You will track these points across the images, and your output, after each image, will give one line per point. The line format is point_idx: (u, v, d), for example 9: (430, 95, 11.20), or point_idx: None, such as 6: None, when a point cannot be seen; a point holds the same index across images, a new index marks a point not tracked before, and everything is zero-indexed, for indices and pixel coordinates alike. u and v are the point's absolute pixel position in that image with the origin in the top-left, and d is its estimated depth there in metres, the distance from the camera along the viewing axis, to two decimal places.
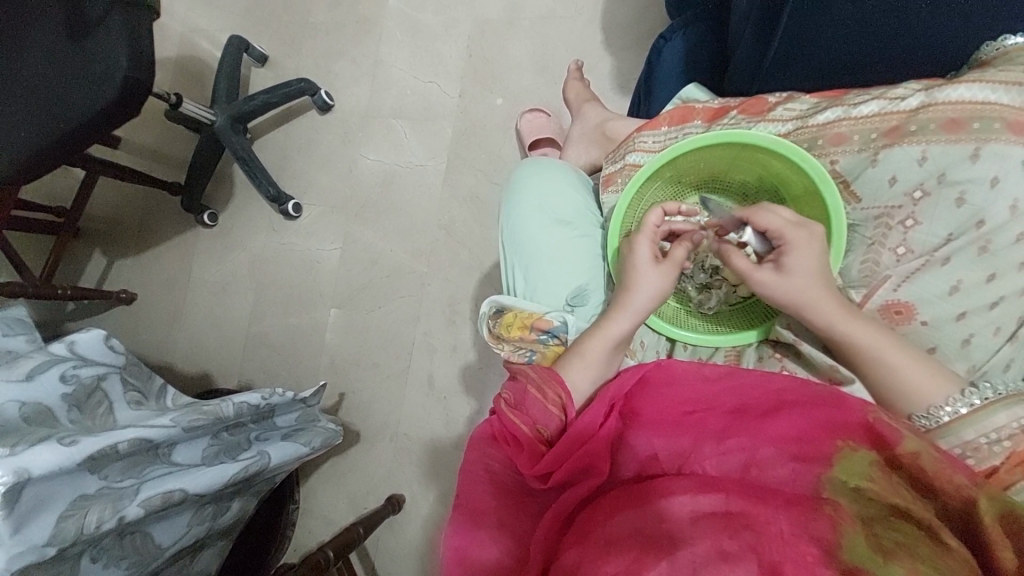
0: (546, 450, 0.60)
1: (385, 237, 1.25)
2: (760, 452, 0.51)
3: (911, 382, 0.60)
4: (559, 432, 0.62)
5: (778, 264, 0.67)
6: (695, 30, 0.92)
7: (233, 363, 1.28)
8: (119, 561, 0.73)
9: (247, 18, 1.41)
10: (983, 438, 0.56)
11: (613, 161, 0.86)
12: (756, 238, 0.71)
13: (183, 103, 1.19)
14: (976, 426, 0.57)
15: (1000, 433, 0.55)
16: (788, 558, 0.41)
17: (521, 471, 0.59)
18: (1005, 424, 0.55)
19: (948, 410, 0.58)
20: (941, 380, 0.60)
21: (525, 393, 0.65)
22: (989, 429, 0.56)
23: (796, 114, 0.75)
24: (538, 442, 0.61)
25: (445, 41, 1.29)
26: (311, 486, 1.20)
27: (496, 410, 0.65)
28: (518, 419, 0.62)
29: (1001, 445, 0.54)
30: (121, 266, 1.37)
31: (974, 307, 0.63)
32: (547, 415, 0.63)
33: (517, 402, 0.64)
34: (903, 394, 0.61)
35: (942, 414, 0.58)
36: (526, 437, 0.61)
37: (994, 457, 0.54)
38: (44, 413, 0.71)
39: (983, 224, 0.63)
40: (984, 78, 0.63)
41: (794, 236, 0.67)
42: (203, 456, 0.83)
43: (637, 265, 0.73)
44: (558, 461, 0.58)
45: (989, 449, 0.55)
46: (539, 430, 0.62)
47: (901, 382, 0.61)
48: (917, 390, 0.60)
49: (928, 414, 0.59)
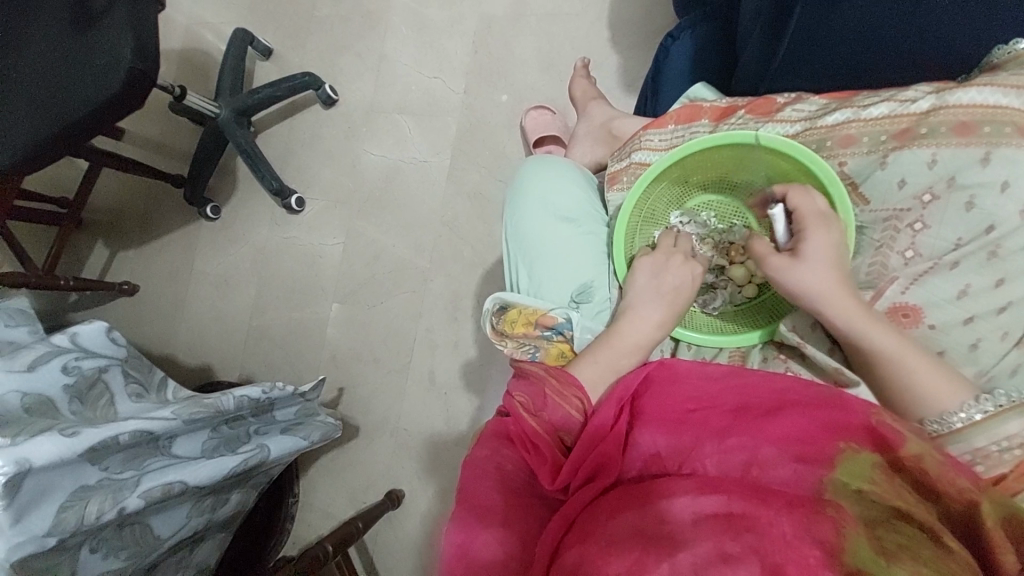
0: (564, 456, 0.59)
1: (387, 233, 1.24)
2: (761, 452, 0.51)
3: (924, 385, 0.60)
4: (577, 435, 0.62)
5: (796, 259, 0.67)
6: (702, 30, 0.92)
7: (234, 356, 1.28)
8: (117, 553, 0.73)
9: (252, 11, 1.40)
10: (993, 446, 0.55)
11: (618, 159, 0.86)
12: (782, 213, 0.71)
13: (187, 96, 1.18)
14: (987, 433, 0.56)
15: (1011, 442, 0.55)
16: (790, 560, 0.41)
17: (539, 480, 0.57)
18: (1017, 432, 0.55)
19: (961, 416, 0.57)
20: (954, 387, 0.59)
21: (544, 398, 0.64)
22: (1000, 437, 0.55)
23: (804, 115, 0.74)
24: (557, 450, 0.60)
25: (450, 37, 1.28)
26: (310, 480, 1.20)
27: (509, 411, 0.64)
28: (534, 422, 0.62)
29: (1011, 453, 0.54)
30: (123, 258, 1.37)
31: (981, 312, 0.62)
32: (567, 420, 0.63)
33: (537, 408, 0.63)
34: (916, 398, 0.60)
35: (956, 420, 0.57)
36: (540, 441, 0.60)
37: (1003, 465, 0.54)
38: (45, 405, 0.71)
39: (993, 229, 0.62)
40: (995, 82, 0.62)
41: (812, 225, 0.67)
42: (203, 448, 0.82)
43: (637, 284, 0.76)
44: (574, 467, 0.56)
45: (997, 457, 0.55)
46: (560, 438, 0.61)
47: (914, 386, 0.60)
48: (931, 394, 0.59)
49: (940, 419, 0.58)
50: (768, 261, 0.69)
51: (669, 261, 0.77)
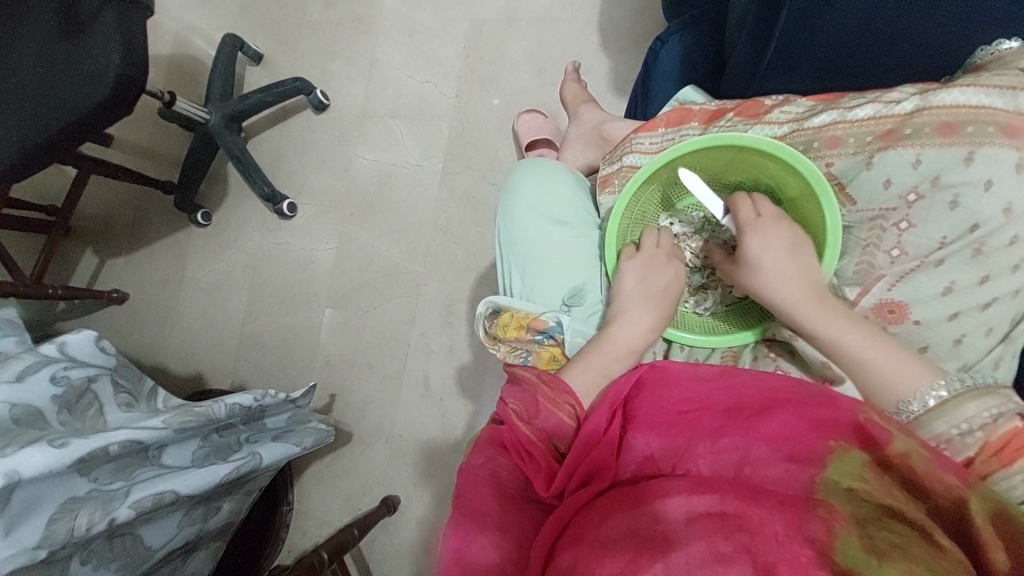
0: (558, 463, 0.60)
1: (381, 238, 1.25)
2: (753, 451, 0.51)
3: (884, 376, 0.61)
4: (570, 441, 0.62)
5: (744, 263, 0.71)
6: (691, 33, 0.93)
7: (226, 364, 1.28)
8: (107, 564, 0.73)
9: (242, 17, 1.40)
10: (952, 430, 0.57)
11: (610, 162, 0.87)
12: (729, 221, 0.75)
13: (177, 102, 1.17)
14: (946, 419, 0.57)
15: (973, 424, 0.56)
16: (782, 560, 0.41)
17: (533, 488, 0.57)
18: (976, 414, 0.56)
19: (918, 403, 0.59)
20: (914, 373, 0.60)
21: (537, 405, 0.65)
22: (960, 420, 0.56)
23: (791, 117, 0.75)
24: (552, 456, 0.60)
25: (442, 41, 1.28)
26: (305, 488, 1.20)
27: (504, 419, 0.65)
28: (527, 430, 0.62)
29: (974, 436, 0.55)
30: (113, 265, 1.36)
31: (967, 307, 0.63)
32: (559, 426, 0.63)
33: (530, 415, 0.64)
34: (876, 388, 0.61)
35: (912, 408, 0.58)
36: (537, 449, 0.60)
37: (968, 448, 0.55)
38: (33, 416, 0.70)
39: (977, 228, 0.63)
40: (979, 82, 0.63)
41: (744, 228, 0.71)
42: (192, 458, 0.82)
43: (626, 292, 0.77)
44: (569, 471, 0.57)
45: (961, 441, 0.56)
46: (553, 445, 0.62)
47: (874, 377, 0.61)
48: (890, 385, 0.60)
49: (900, 408, 0.59)
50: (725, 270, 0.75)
51: (655, 263, 0.78)
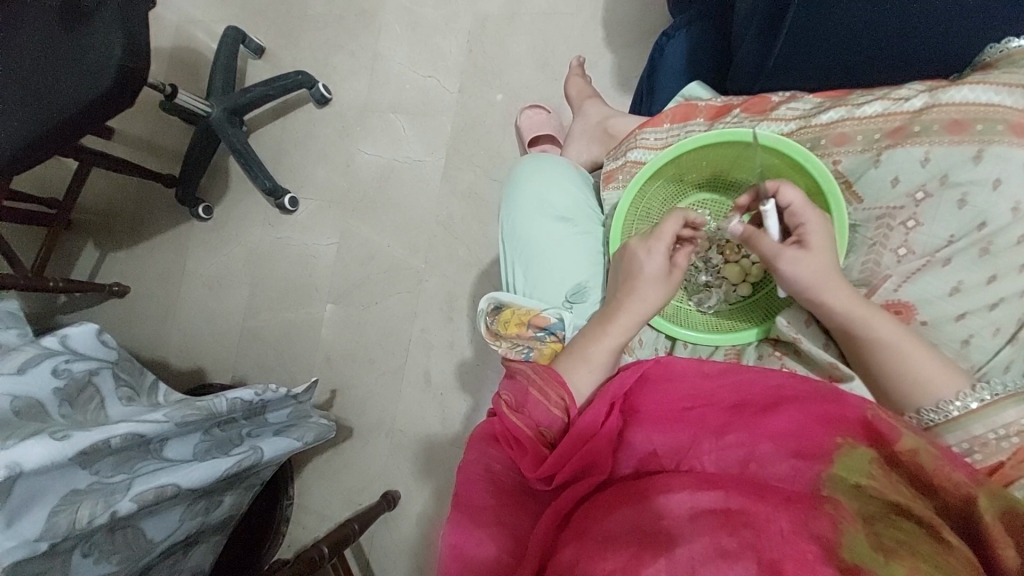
0: (547, 451, 0.59)
1: (382, 233, 1.24)
2: (758, 448, 0.50)
3: (922, 374, 0.60)
4: (560, 433, 0.61)
5: (803, 249, 0.66)
6: (696, 29, 0.92)
7: (227, 358, 1.27)
8: (108, 557, 0.72)
9: (244, 10, 1.40)
10: (991, 434, 0.56)
11: (614, 158, 0.86)
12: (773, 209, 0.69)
13: (178, 94, 1.16)
14: (983, 421, 0.56)
15: (1009, 429, 0.55)
16: (789, 556, 0.41)
17: (523, 473, 0.57)
18: (1014, 420, 0.55)
19: (957, 405, 0.58)
20: (947, 376, 0.60)
21: (527, 395, 0.63)
22: (998, 425, 0.56)
23: (799, 114, 0.75)
24: (540, 445, 0.59)
25: (445, 35, 1.28)
26: (305, 482, 1.19)
27: (496, 411, 0.63)
28: (518, 419, 0.61)
29: (1009, 441, 0.55)
30: (113, 259, 1.36)
31: (975, 307, 0.63)
32: (550, 417, 0.62)
33: (518, 405, 0.63)
34: (913, 386, 0.60)
35: (952, 408, 0.58)
36: (528, 439, 0.59)
37: (1000, 453, 0.55)
38: (35, 408, 0.69)
39: (985, 225, 0.63)
40: (987, 80, 0.63)
41: (811, 216, 0.67)
42: (194, 451, 0.81)
43: (626, 282, 0.74)
44: (561, 460, 0.56)
45: (995, 445, 0.55)
46: (540, 432, 0.61)
47: (909, 375, 0.61)
48: (925, 385, 0.60)
49: (937, 408, 0.59)
50: (779, 259, 0.67)
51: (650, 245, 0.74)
